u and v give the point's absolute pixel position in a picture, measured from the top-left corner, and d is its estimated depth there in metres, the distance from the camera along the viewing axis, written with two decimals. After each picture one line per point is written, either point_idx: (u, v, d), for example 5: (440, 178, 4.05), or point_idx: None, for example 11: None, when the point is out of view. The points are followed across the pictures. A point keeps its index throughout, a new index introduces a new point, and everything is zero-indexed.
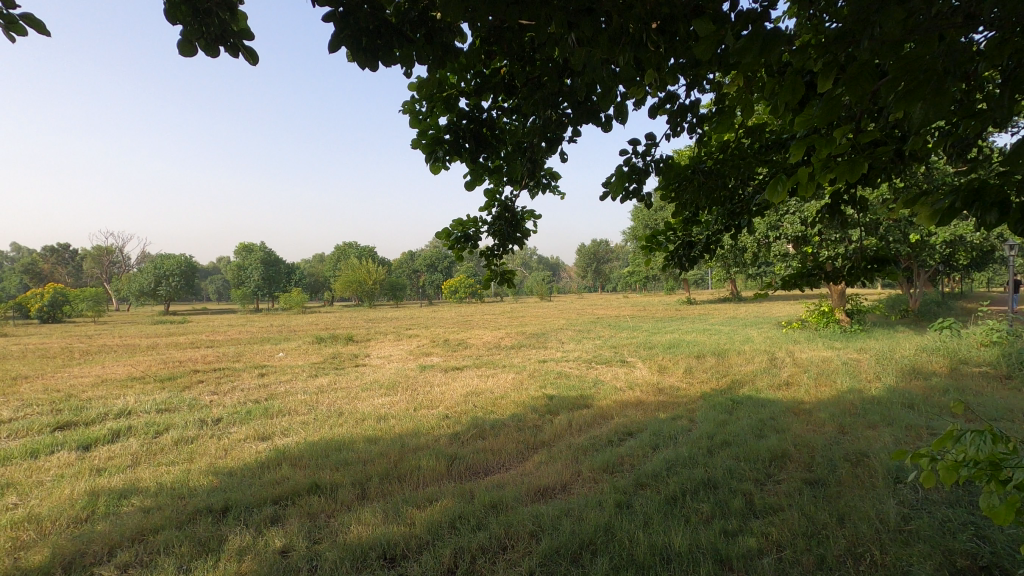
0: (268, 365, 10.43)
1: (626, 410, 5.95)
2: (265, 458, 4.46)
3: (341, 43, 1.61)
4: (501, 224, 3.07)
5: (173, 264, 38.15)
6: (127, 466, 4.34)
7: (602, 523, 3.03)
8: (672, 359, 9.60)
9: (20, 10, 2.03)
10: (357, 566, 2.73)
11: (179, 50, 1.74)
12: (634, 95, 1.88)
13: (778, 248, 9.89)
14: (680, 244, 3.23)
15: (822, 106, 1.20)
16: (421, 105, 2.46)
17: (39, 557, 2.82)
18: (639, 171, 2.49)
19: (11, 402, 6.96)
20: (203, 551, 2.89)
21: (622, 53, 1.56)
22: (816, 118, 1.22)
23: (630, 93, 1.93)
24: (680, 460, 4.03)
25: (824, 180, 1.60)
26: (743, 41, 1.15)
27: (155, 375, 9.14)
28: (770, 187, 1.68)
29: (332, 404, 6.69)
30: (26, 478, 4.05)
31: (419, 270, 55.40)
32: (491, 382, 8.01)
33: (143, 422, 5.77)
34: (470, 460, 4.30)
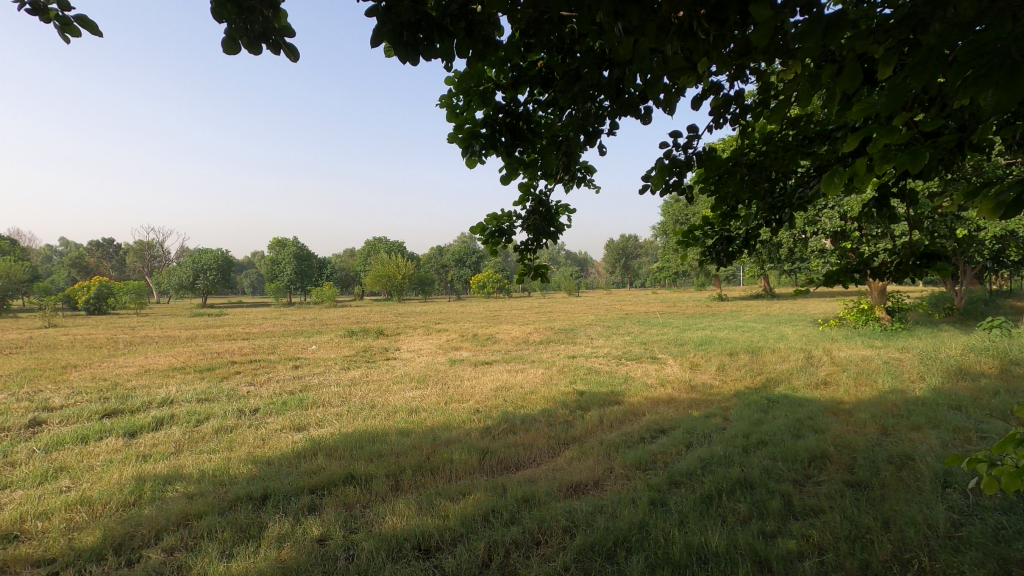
0: (301, 357, 10.69)
1: (658, 408, 5.88)
2: (301, 447, 4.57)
3: (381, 39, 1.62)
4: (535, 218, 3.06)
5: (211, 259, 39.44)
6: (171, 453, 4.50)
7: (636, 520, 3.01)
8: (704, 356, 9.45)
9: (73, 11, 2.09)
10: (393, 556, 2.78)
11: (224, 47, 1.79)
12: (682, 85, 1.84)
13: (816, 243, 9.61)
14: (717, 240, 3.17)
15: (887, 93, 1.15)
16: (458, 98, 2.46)
17: (91, 538, 2.95)
18: (681, 164, 2.43)
19: (63, 389, 7.31)
20: (245, 537, 2.98)
21: (670, 43, 1.54)
22: (879, 107, 1.16)
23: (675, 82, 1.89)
24: (715, 459, 3.97)
25: (883, 170, 1.50)
26: (803, 27, 1.12)
27: (196, 365, 9.47)
28: (826, 180, 1.58)
29: (365, 396, 6.80)
30: (77, 463, 4.24)
31: (448, 266, 55.80)
32: (521, 377, 8.02)
33: (185, 411, 5.98)
34: (502, 454, 4.32)
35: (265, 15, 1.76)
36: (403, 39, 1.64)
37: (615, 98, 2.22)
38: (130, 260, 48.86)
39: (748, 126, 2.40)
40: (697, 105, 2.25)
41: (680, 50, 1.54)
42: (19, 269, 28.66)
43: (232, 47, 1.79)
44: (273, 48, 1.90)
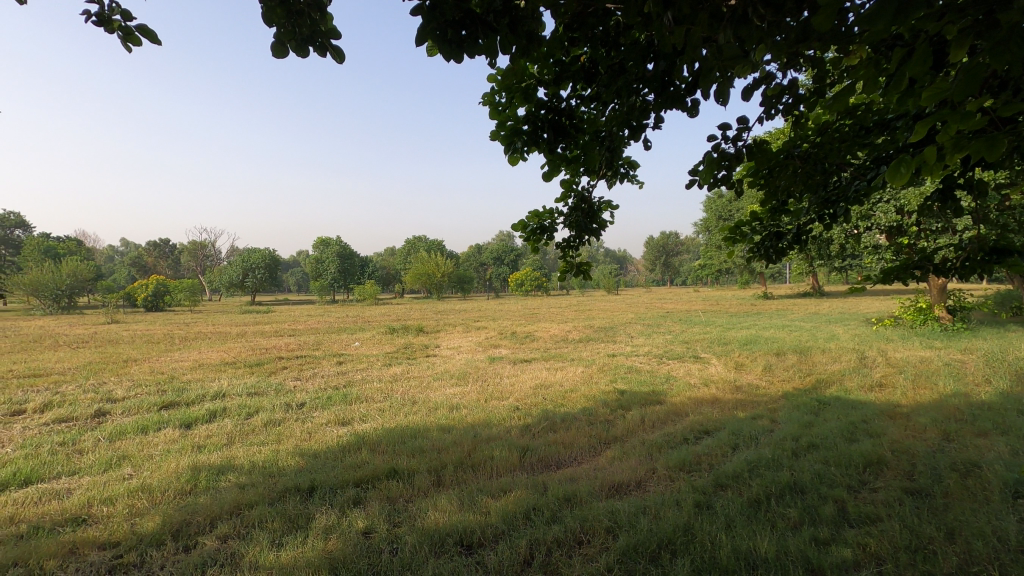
0: (345, 353, 10.97)
1: (702, 408, 5.76)
2: (346, 441, 4.68)
3: (427, 37, 1.64)
4: (578, 215, 3.03)
5: (259, 258, 40.87)
6: (224, 444, 4.69)
7: (681, 523, 2.96)
8: (749, 355, 9.19)
9: (134, 21, 2.19)
10: (436, 550, 2.82)
11: (273, 51, 1.84)
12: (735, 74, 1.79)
13: (869, 239, 9.21)
14: (767, 236, 3.09)
15: (962, 77, 1.10)
16: (500, 96, 2.47)
17: (152, 524, 3.10)
18: (731, 157, 2.35)
19: (124, 382, 7.73)
20: (293, 527, 3.07)
21: (721, 32, 1.51)
22: (953, 91, 1.12)
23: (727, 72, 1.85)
24: (762, 462, 3.85)
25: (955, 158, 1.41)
26: (871, 10, 1.08)
27: (246, 360, 9.83)
28: (891, 170, 1.49)
29: (406, 393, 6.91)
30: (137, 452, 4.47)
31: (487, 264, 56.14)
32: (560, 375, 7.99)
33: (236, 404, 6.22)
34: (542, 452, 4.31)
35: (312, 17, 1.80)
36: (448, 37, 1.66)
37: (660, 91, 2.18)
38: (184, 260, 51.24)
39: (801, 116, 2.31)
40: (748, 96, 2.19)
41: (732, 38, 1.51)
42: (85, 269, 30.53)
43: (281, 51, 1.84)
44: (320, 50, 1.94)
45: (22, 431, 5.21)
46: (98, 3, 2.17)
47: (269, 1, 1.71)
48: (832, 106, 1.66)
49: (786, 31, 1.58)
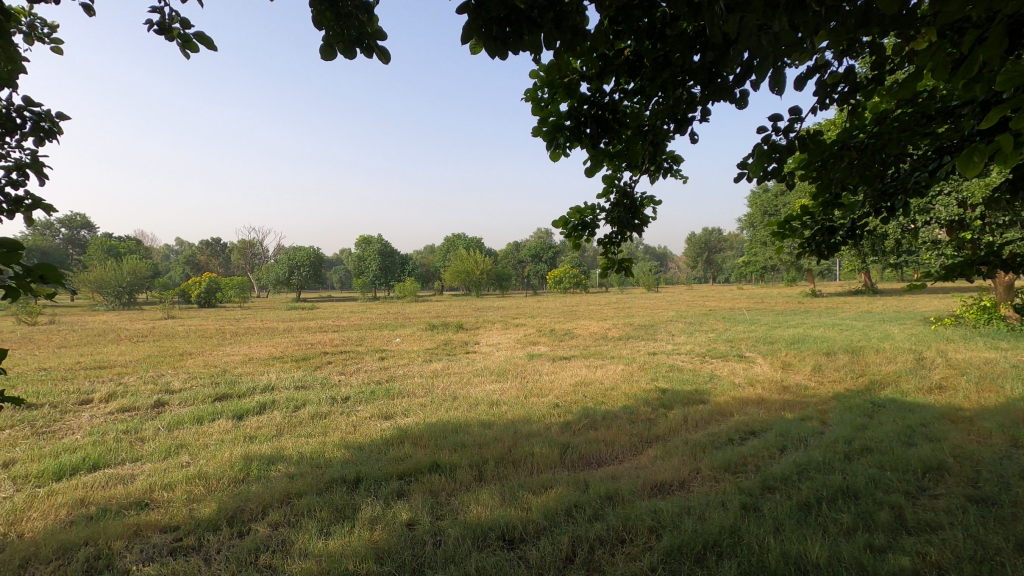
0: (387, 349, 11.20)
1: (747, 408, 5.61)
2: (389, 435, 4.78)
3: (472, 34, 1.65)
4: (620, 211, 3.00)
5: (304, 256, 42.16)
6: (273, 435, 4.87)
7: (727, 524, 2.90)
8: (796, 355, 8.89)
9: (193, 28, 2.28)
10: (478, 544, 2.85)
11: (322, 54, 1.89)
12: (790, 61, 1.73)
13: (928, 234, 8.75)
14: (818, 231, 3.01)
15: None
16: (542, 91, 2.46)
17: (208, 509, 3.25)
18: (782, 149, 2.28)
19: (180, 374, 8.12)
20: (340, 516, 3.16)
21: (777, 18, 1.47)
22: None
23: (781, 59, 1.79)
24: (812, 465, 3.73)
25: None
26: None
27: (293, 354, 10.16)
28: (963, 159, 1.42)
29: (447, 388, 7.00)
30: (194, 441, 4.68)
31: (525, 261, 56.22)
32: (600, 372, 7.93)
33: (284, 397, 6.44)
34: (583, 449, 4.29)
35: (360, 19, 1.84)
36: (493, 34, 1.67)
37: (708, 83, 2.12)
38: (234, 258, 53.37)
39: (858, 106, 2.23)
40: (801, 84, 2.12)
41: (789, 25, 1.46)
42: (145, 267, 32.20)
43: (329, 54, 1.89)
44: (366, 51, 1.97)
45: (90, 419, 5.54)
46: (160, 13, 2.28)
47: (317, 4, 1.75)
48: (898, 92, 1.59)
49: (847, 17, 1.54)
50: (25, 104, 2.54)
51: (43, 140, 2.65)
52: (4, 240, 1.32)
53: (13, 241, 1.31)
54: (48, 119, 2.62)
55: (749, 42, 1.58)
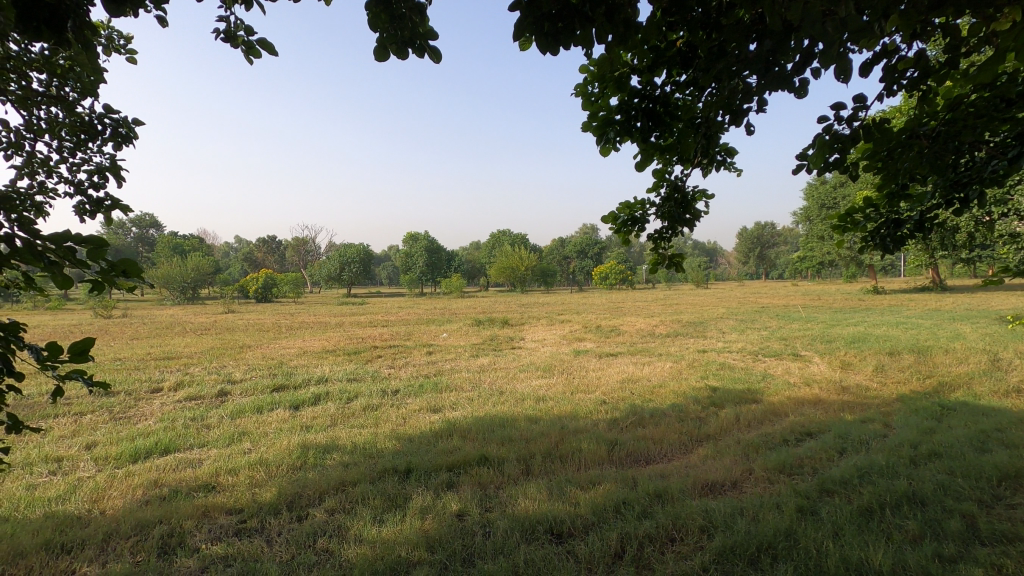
0: (434, 344, 11.40)
1: (803, 409, 5.40)
2: (438, 428, 4.88)
3: (525, 31, 1.66)
4: (671, 205, 2.94)
5: (354, 252, 43.37)
6: (328, 425, 5.05)
7: (782, 526, 2.81)
8: (857, 354, 8.48)
9: (255, 35, 2.37)
10: (527, 537, 2.87)
11: (376, 56, 1.94)
12: (862, 44, 1.63)
13: (1006, 226, 8.16)
14: (883, 223, 2.87)
15: None
16: (592, 86, 2.45)
17: (269, 494, 3.40)
18: (845, 139, 2.17)
19: (240, 366, 8.52)
20: (393, 505, 3.26)
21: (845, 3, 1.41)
22: None
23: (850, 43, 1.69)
24: (875, 469, 3.55)
25: None
26: None
27: (345, 348, 10.49)
28: None
29: (493, 383, 7.07)
30: (255, 429, 4.91)
31: (570, 256, 55.92)
32: (647, 370, 7.82)
33: (337, 389, 6.66)
34: (631, 447, 4.25)
35: (414, 20, 1.86)
36: (544, 30, 1.67)
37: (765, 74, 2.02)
38: (289, 255, 55.49)
39: (929, 91, 2.10)
40: (867, 71, 2.02)
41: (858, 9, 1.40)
42: (207, 263, 33.91)
43: (382, 56, 1.93)
44: (419, 52, 1.99)
45: (161, 406, 5.90)
46: (226, 21, 2.38)
47: (374, 7, 1.82)
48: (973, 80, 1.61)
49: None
50: (106, 111, 2.71)
51: (121, 144, 2.82)
52: (91, 238, 1.42)
53: (97, 238, 1.41)
54: (125, 125, 2.79)
55: (813, 29, 1.52)
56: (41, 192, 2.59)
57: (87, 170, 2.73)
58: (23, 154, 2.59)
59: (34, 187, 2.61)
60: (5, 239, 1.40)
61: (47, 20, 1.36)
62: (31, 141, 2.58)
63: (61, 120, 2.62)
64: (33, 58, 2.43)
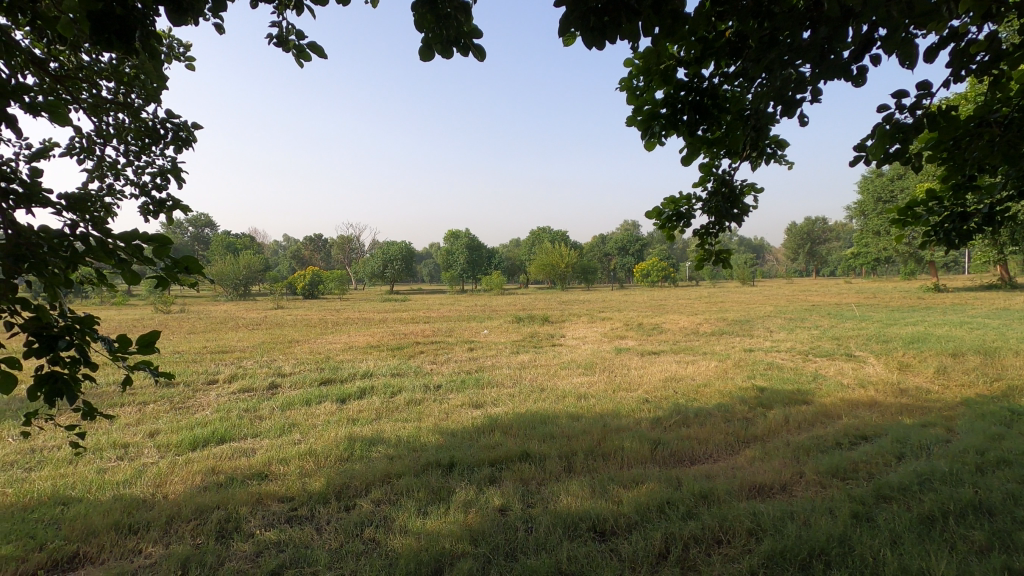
0: (475, 340, 11.51)
1: (858, 411, 5.18)
2: (480, 423, 4.92)
3: (571, 26, 1.65)
4: (718, 200, 2.87)
5: (397, 250, 44.20)
6: (373, 418, 5.17)
7: (836, 532, 2.71)
8: (916, 355, 8.07)
9: (305, 38, 2.45)
10: (569, 533, 2.87)
11: (421, 56, 1.97)
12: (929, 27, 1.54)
13: None
14: (947, 217, 2.72)
15: None
16: (637, 80, 2.43)
17: (319, 483, 3.52)
18: (908, 128, 2.07)
19: (289, 360, 8.82)
20: (436, 498, 3.31)
21: None
22: None
23: (915, 26, 1.60)
24: (937, 476, 3.38)
25: None
26: None
27: (388, 344, 10.71)
28: None
29: (534, 379, 7.09)
30: (304, 421, 5.08)
31: (611, 253, 55.42)
32: (691, 368, 7.66)
33: (382, 383, 6.82)
34: (675, 446, 4.17)
35: (459, 20, 1.88)
36: (590, 24, 1.67)
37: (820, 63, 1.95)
38: (335, 252, 57.10)
39: (1001, 76, 1.98)
40: (930, 56, 1.93)
41: None
42: (259, 261, 35.26)
43: (427, 55, 1.96)
44: (463, 51, 2.01)
45: (217, 397, 6.18)
46: (278, 26, 2.47)
47: (420, 7, 1.85)
48: None
49: None
50: (168, 116, 2.85)
51: (181, 148, 2.97)
52: (156, 237, 1.51)
53: (161, 238, 1.49)
54: (185, 129, 2.93)
55: (875, 12, 1.46)
56: (109, 194, 2.75)
57: (151, 173, 2.88)
58: (94, 158, 2.76)
59: (103, 189, 2.78)
60: (81, 238, 1.50)
61: (118, 31, 1.44)
62: (100, 146, 2.74)
63: (128, 126, 2.77)
64: (102, 68, 2.59)
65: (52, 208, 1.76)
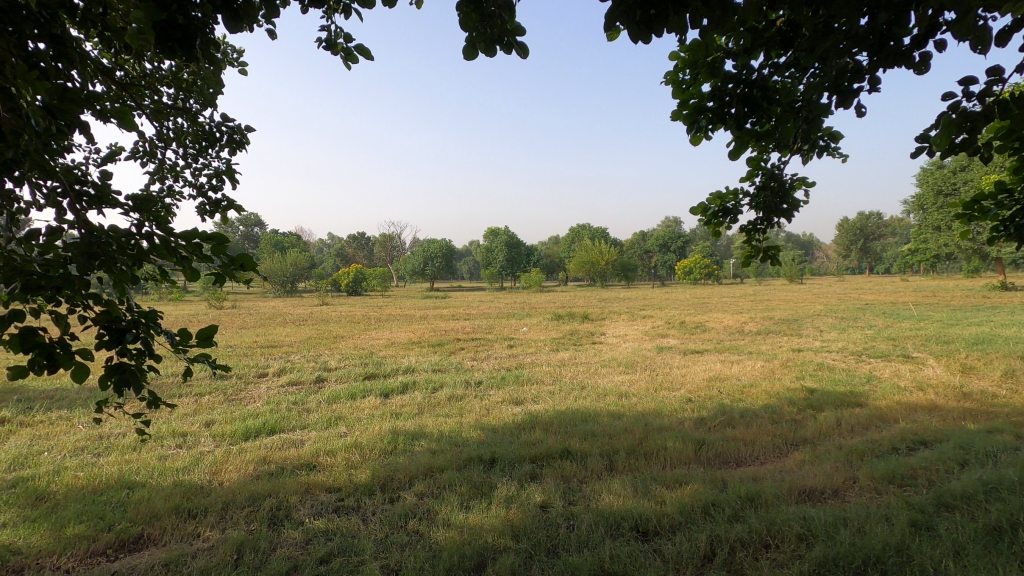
0: (515, 337, 11.56)
1: (916, 415, 4.94)
2: (520, 420, 4.94)
3: (617, 20, 1.64)
4: (766, 195, 2.80)
5: (437, 248, 44.74)
6: (416, 413, 5.26)
7: (893, 541, 2.60)
8: (981, 357, 7.62)
9: (352, 41, 2.52)
10: (611, 532, 2.85)
11: (465, 55, 1.99)
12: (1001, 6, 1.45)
13: None
14: (1018, 211, 2.56)
15: None
16: (683, 73, 2.39)
17: (364, 475, 3.61)
18: (976, 117, 1.96)
19: (335, 355, 9.08)
20: (478, 493, 3.35)
21: None
22: None
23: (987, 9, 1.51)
24: (1005, 484, 3.18)
25: None
26: None
27: (429, 340, 10.88)
28: None
29: (574, 377, 7.06)
30: (349, 414, 5.22)
31: (652, 251, 54.59)
32: (737, 368, 7.47)
33: (424, 379, 6.93)
34: (720, 447, 4.08)
35: (503, 18, 1.89)
36: (635, 18, 1.64)
37: (878, 50, 1.87)
38: (377, 250, 58.35)
39: None
40: (1000, 42, 1.83)
41: None
42: (305, 259, 36.39)
43: (471, 54, 1.98)
44: (506, 49, 2.01)
45: (267, 390, 6.42)
46: (328, 30, 2.55)
47: (465, 7, 1.86)
48: None
49: None
50: (223, 120, 2.98)
51: (235, 150, 3.09)
52: (215, 236, 1.58)
53: (220, 236, 1.56)
54: (239, 131, 3.05)
55: None
56: (169, 195, 2.89)
57: (207, 174, 3.01)
58: (156, 161, 2.90)
59: (164, 190, 2.92)
60: (146, 237, 1.60)
61: (180, 39, 1.51)
62: (162, 149, 2.88)
63: (186, 130, 2.91)
64: (163, 75, 2.72)
65: (120, 208, 1.87)
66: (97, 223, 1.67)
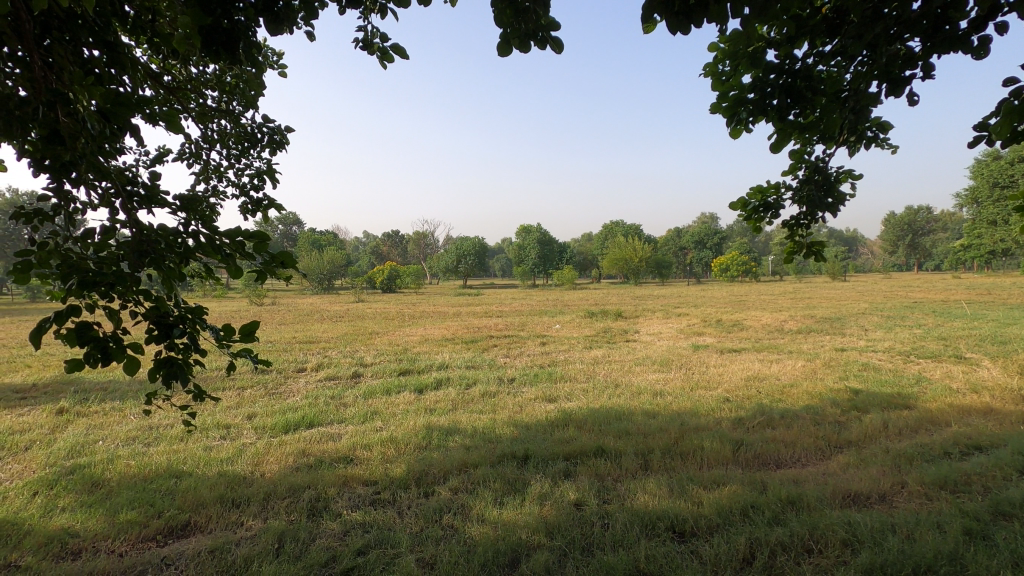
0: (547, 334, 11.54)
1: (970, 418, 4.71)
2: (554, 417, 4.93)
3: (654, 11, 1.61)
4: (810, 188, 2.71)
5: (470, 246, 45.03)
6: (449, 409, 5.32)
7: (945, 549, 2.49)
8: None
9: (388, 40, 2.55)
10: (647, 532, 2.81)
11: (499, 51, 1.98)
12: None
13: None
14: None
15: None
16: (723, 64, 2.33)
17: (399, 469, 3.67)
18: None
19: (370, 350, 9.24)
20: (512, 489, 3.36)
21: None
22: None
23: None
24: None
25: None
26: None
27: (462, 337, 10.96)
28: None
29: (608, 375, 7.00)
30: (385, 409, 5.30)
31: (687, 248, 53.64)
32: (776, 367, 7.27)
33: (457, 375, 6.99)
34: (759, 448, 3.98)
35: (538, 13, 1.88)
36: (674, 9, 1.62)
37: (932, 35, 1.78)
38: (411, 247, 59.16)
39: None
40: None
41: None
42: (342, 257, 37.17)
43: (506, 50, 1.97)
44: (541, 44, 2.01)
45: (306, 384, 6.58)
46: (364, 31, 2.58)
47: (499, 3, 1.85)
48: None
49: None
50: (264, 121, 3.06)
51: (275, 150, 3.17)
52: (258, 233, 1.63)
53: (261, 234, 1.60)
54: (279, 132, 3.12)
55: None
56: (214, 195, 3.00)
57: (249, 174, 3.10)
58: (201, 162, 3.00)
59: (209, 190, 3.02)
60: (193, 236, 1.65)
61: (224, 42, 1.56)
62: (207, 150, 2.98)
63: (230, 131, 3.00)
64: (208, 79, 2.81)
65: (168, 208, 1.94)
66: (148, 222, 1.74)
